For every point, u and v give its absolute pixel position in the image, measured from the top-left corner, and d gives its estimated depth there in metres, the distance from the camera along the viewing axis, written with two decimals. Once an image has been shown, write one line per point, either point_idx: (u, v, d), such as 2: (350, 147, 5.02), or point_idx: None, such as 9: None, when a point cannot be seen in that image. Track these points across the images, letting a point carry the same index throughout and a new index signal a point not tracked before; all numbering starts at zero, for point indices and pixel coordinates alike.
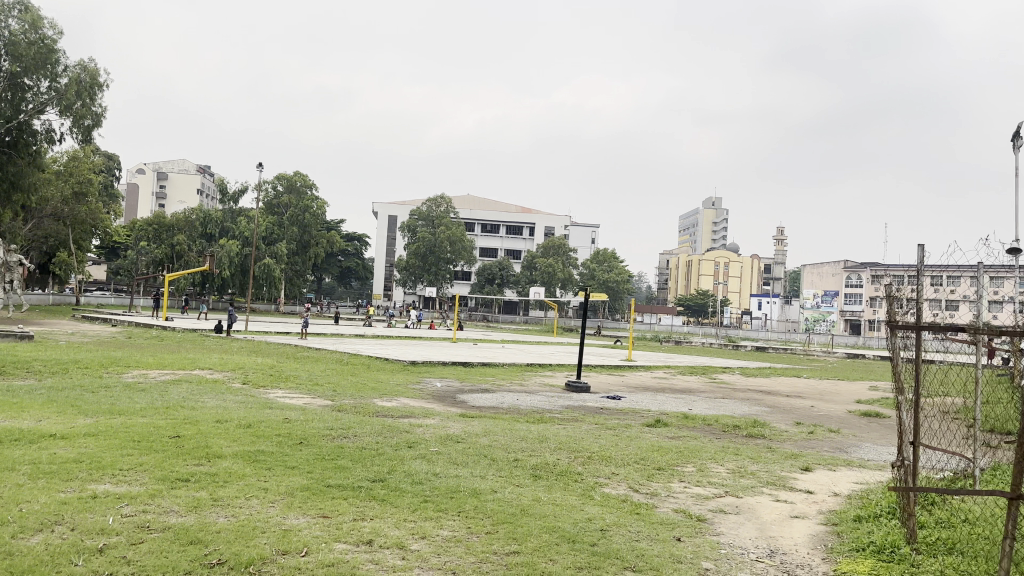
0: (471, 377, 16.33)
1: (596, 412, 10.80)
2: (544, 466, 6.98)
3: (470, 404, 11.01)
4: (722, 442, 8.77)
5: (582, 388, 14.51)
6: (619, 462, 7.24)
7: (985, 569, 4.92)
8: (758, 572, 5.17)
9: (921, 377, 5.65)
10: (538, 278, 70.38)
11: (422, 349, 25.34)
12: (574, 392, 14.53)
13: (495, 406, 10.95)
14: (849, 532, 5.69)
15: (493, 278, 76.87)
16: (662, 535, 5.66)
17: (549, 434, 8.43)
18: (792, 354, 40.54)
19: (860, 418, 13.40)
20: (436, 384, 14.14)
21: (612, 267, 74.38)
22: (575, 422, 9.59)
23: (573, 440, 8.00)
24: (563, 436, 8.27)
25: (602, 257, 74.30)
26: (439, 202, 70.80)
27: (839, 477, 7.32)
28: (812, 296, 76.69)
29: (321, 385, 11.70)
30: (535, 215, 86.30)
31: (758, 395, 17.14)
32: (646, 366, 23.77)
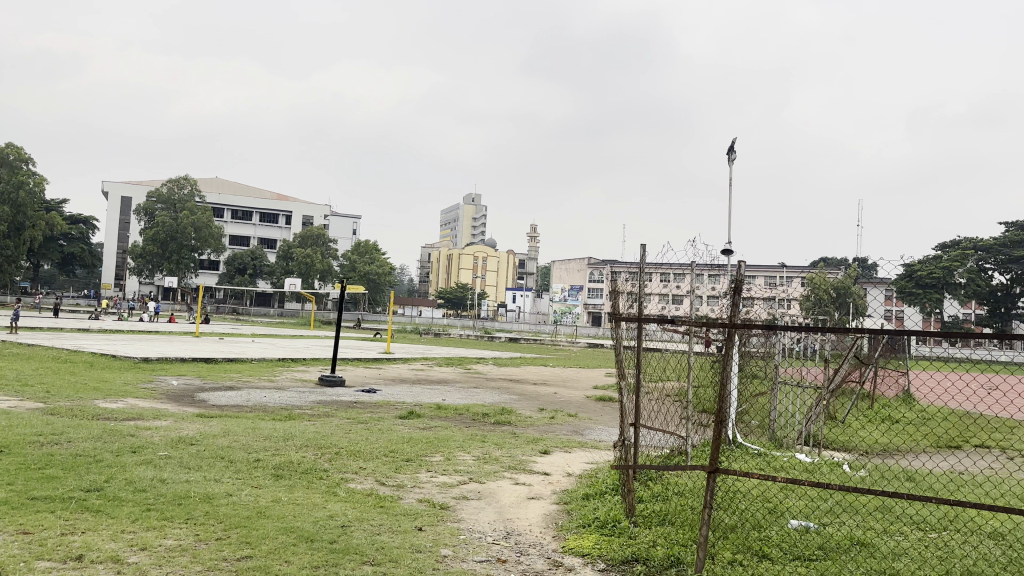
0: (213, 373, 15.41)
1: (344, 407, 10.84)
2: (287, 466, 6.86)
3: (210, 403, 10.46)
4: (471, 431, 9.22)
5: (336, 381, 14.39)
6: (368, 456, 7.27)
7: (688, 536, 5.54)
8: (494, 554, 5.38)
9: (643, 363, 6.40)
10: (294, 269, 68.01)
11: (162, 344, 23.42)
12: (327, 386, 14.33)
13: (238, 404, 10.55)
14: (578, 510, 6.11)
15: (245, 267, 73.11)
16: (404, 526, 5.72)
17: (295, 433, 8.35)
18: (538, 344, 43.20)
19: (596, 403, 14.81)
20: (172, 382, 13.19)
21: (374, 258, 71.44)
22: (321, 417, 9.50)
23: (320, 436, 8.05)
24: (309, 435, 8.18)
25: (364, 248, 71.17)
26: (184, 181, 66.33)
27: (575, 459, 7.93)
28: (560, 290, 83.92)
29: (31, 386, 10.38)
30: (292, 203, 83.26)
31: (506, 384, 18.17)
32: (402, 359, 24.04)
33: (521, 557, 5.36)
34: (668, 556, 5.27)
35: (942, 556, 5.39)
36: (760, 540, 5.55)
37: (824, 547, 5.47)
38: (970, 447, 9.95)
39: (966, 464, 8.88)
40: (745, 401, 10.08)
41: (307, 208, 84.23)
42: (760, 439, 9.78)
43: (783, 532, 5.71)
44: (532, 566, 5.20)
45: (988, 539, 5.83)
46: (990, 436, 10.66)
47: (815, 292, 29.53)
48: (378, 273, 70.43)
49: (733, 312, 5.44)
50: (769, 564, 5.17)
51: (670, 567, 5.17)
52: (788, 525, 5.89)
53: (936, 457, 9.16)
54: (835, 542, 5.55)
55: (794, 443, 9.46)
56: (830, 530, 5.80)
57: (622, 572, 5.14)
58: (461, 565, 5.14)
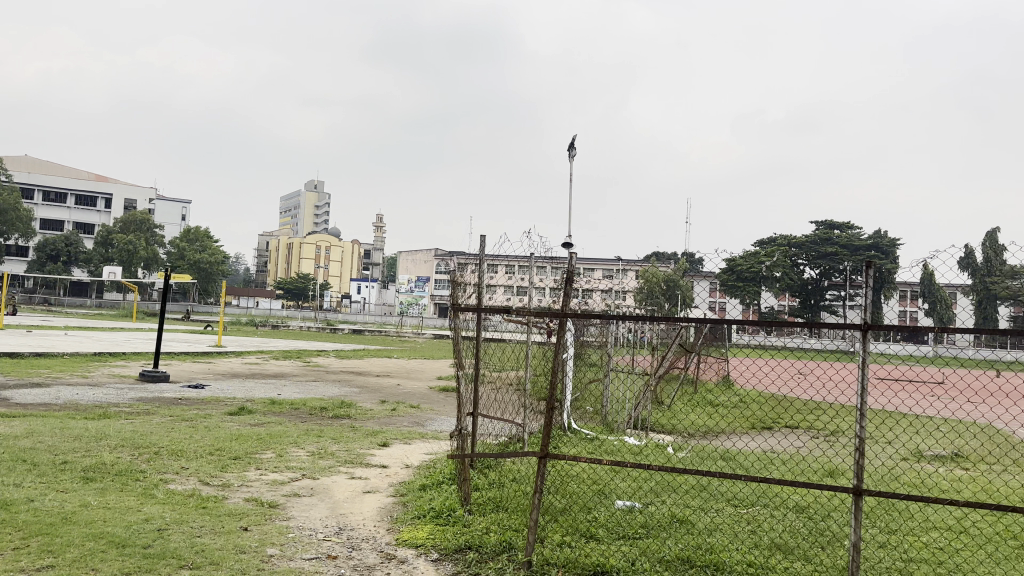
0: (13, 369, 14.00)
1: (172, 404, 11.26)
2: (98, 467, 6.56)
3: (10, 401, 9.69)
4: (305, 425, 10.03)
5: (160, 377, 14.29)
6: (191, 455, 7.43)
7: (520, 521, 5.65)
8: (324, 551, 5.20)
9: (480, 353, 6.31)
10: (113, 256, 64.13)
11: None
12: (148, 381, 14.20)
13: (47, 402, 9.91)
14: (413, 501, 6.22)
15: (59, 254, 65.95)
16: (228, 526, 5.46)
17: (108, 432, 8.23)
18: (382, 336, 42.83)
19: (438, 395, 15.25)
20: None
21: (204, 246, 68.03)
22: (145, 415, 9.97)
23: (138, 437, 7.97)
24: (126, 433, 8.19)
25: (193, 235, 67.44)
26: None
27: (412, 450, 8.76)
28: (407, 281, 83.73)
29: None
30: (111, 185, 77.51)
31: (346, 376, 18.13)
32: (234, 352, 23.05)
33: (353, 552, 5.22)
34: (500, 543, 5.31)
35: (753, 530, 5.79)
36: (588, 522, 5.75)
37: (647, 525, 5.77)
38: (777, 427, 11.10)
39: (774, 443, 9.96)
40: (581, 389, 10.81)
41: (129, 191, 78.97)
42: (593, 424, 10.52)
43: (611, 513, 5.98)
44: (363, 561, 5.07)
45: (792, 511, 6.40)
46: (796, 418, 11.91)
47: (650, 286, 30.77)
48: (209, 261, 67.15)
49: (565, 299, 5.38)
50: (596, 544, 5.33)
51: (501, 552, 5.21)
52: (615, 506, 6.19)
53: (747, 437, 10.26)
54: (656, 520, 5.87)
55: (624, 426, 10.34)
56: (652, 509, 6.13)
57: (454, 561, 5.13)
58: (289, 564, 4.91)
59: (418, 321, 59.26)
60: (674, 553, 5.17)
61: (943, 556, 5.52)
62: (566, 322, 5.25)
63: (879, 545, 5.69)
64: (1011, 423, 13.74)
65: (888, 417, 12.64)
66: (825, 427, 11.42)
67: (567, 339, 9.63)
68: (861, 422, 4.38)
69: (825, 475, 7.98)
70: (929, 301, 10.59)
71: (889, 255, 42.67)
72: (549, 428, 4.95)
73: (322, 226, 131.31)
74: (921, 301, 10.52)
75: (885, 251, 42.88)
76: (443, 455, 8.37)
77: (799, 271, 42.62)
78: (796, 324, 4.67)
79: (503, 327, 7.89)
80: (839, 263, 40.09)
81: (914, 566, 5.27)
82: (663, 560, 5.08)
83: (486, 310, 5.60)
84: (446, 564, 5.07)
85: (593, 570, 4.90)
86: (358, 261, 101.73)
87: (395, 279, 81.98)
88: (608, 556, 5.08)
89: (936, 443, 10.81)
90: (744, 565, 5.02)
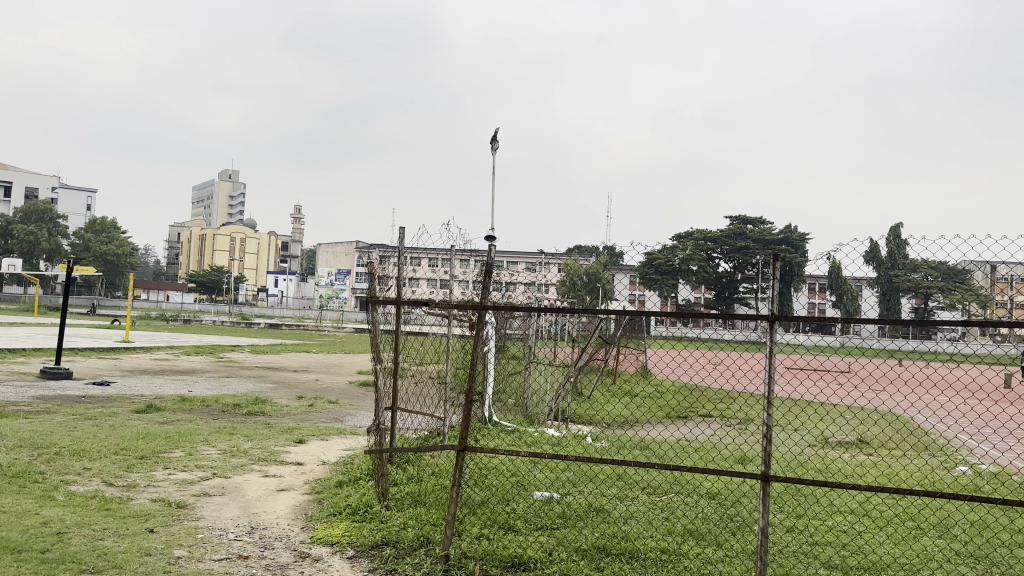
0: None
1: (73, 403, 10.83)
2: None
3: None
4: (217, 423, 9.72)
5: (61, 374, 13.62)
6: (93, 454, 7.19)
7: (438, 516, 5.61)
8: (235, 551, 5.03)
9: (399, 347, 6.19)
10: (13, 247, 61.45)
11: None
12: (49, 379, 13.54)
13: None
14: (329, 499, 6.17)
15: None
16: (132, 529, 5.23)
17: (3, 432, 7.88)
18: (300, 330, 41.92)
19: (358, 390, 15.09)
20: None
21: (112, 237, 65.62)
22: (44, 414, 9.63)
23: (37, 438, 7.60)
24: (26, 433, 7.94)
25: (100, 226, 65.02)
26: None
27: (329, 447, 8.66)
28: (327, 275, 82.21)
29: None
30: (11, 172, 73.63)
31: (261, 371, 17.69)
32: (143, 348, 22.19)
33: (265, 552, 5.07)
34: (418, 537, 5.24)
35: (666, 517, 5.95)
36: (507, 514, 5.77)
37: (565, 515, 5.84)
38: (693, 417, 11.45)
39: (690, 432, 10.27)
40: (502, 382, 10.88)
41: (30, 179, 75.21)
42: (515, 416, 10.60)
43: (529, 504, 6.03)
44: (276, 560, 4.92)
45: (703, 497, 6.62)
46: (712, 408, 12.31)
47: (573, 278, 31.34)
48: (116, 253, 65.02)
49: (484, 293, 5.21)
50: (514, 536, 5.35)
51: (419, 547, 5.14)
52: (534, 497, 6.26)
53: (664, 427, 10.56)
54: (574, 510, 5.95)
55: (545, 418, 10.48)
56: (569, 499, 6.24)
57: (371, 557, 5.06)
58: (197, 565, 4.72)
59: (338, 315, 58.30)
60: (590, 542, 5.23)
61: (846, 538, 5.77)
62: (485, 315, 5.16)
63: (786, 529, 5.91)
64: (908, 408, 14.67)
65: (795, 405, 13.30)
66: (738, 416, 11.84)
67: (487, 331, 9.67)
68: (770, 409, 4.37)
69: (737, 462, 8.25)
70: (835, 294, 11.07)
71: (798, 249, 44.36)
72: (468, 420, 4.85)
73: (238, 215, 127.57)
74: (828, 294, 11.00)
75: (795, 245, 44.56)
76: (361, 450, 8.32)
77: (714, 265, 43.80)
78: (709, 316, 4.74)
79: (424, 320, 7.83)
80: (751, 257, 41.40)
81: (818, 548, 5.49)
82: (579, 549, 5.12)
83: (404, 302, 5.47)
84: (362, 561, 4.99)
85: (510, 562, 4.89)
86: (276, 253, 99.27)
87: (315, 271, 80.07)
88: (525, 548, 5.09)
89: (842, 430, 11.35)
90: (658, 552, 5.12)
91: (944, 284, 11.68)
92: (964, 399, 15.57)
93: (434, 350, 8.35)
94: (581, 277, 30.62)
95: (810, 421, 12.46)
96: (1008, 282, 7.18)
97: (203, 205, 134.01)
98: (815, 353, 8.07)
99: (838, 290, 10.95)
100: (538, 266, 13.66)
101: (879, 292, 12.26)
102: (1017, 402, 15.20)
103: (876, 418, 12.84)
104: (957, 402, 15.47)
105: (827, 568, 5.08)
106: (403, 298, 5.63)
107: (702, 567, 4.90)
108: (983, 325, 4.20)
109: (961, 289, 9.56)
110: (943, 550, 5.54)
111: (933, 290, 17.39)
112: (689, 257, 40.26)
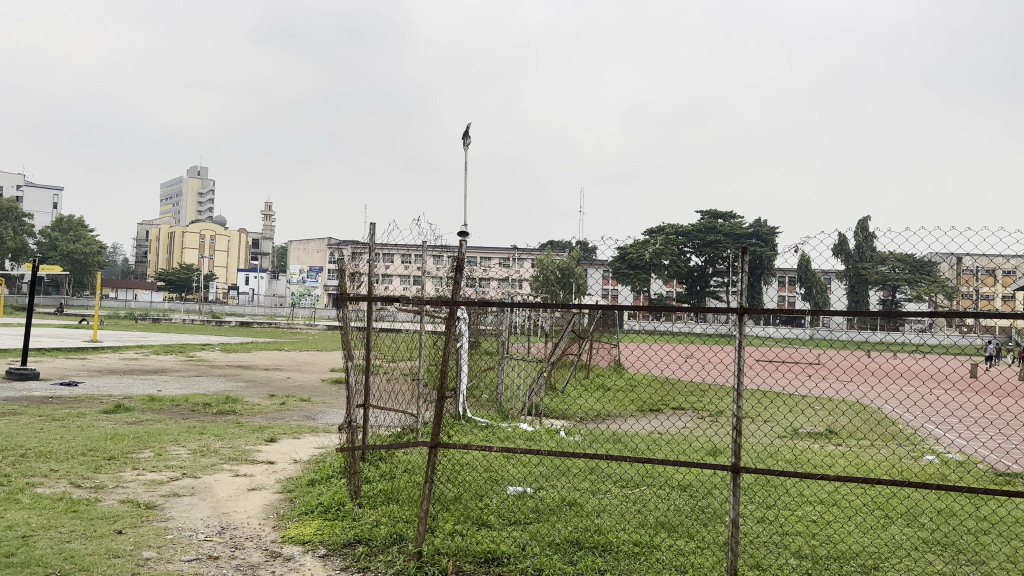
0: None
1: (40, 404, 10.68)
2: None
3: None
4: (188, 422, 9.63)
5: (27, 374, 13.41)
6: (60, 456, 7.10)
7: (411, 513, 5.59)
8: (205, 552, 4.98)
9: (371, 344, 6.13)
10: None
11: None
12: (15, 380, 13.32)
13: None
14: (301, 497, 6.15)
15: None
16: (100, 531, 5.18)
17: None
18: (271, 328, 41.56)
19: (331, 387, 15.03)
20: None
21: (79, 235, 64.54)
22: (10, 415, 9.51)
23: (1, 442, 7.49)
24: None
25: (67, 225, 63.95)
26: None
27: (301, 445, 8.61)
28: (301, 271, 81.46)
29: None
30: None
31: (233, 370, 17.52)
32: (110, 347, 21.89)
33: (236, 552, 5.03)
34: (391, 534, 5.22)
35: (639, 509, 5.98)
36: (480, 509, 5.77)
37: (538, 509, 5.85)
38: (666, 410, 11.56)
39: (662, 425, 10.36)
40: (476, 377, 10.89)
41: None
42: (488, 411, 10.62)
43: (502, 499, 6.05)
44: (247, 560, 4.88)
45: (676, 489, 6.69)
46: (684, 401, 12.43)
47: (547, 273, 31.39)
48: (84, 252, 63.84)
49: (455, 288, 5.11)
50: (488, 531, 5.35)
51: (392, 544, 5.12)
52: (507, 492, 6.28)
53: (636, 421, 10.65)
54: (547, 504, 5.97)
55: (519, 413, 10.53)
56: (542, 494, 6.26)
57: (343, 555, 5.03)
58: (166, 566, 4.67)
59: (311, 312, 57.95)
60: (563, 536, 5.24)
61: (816, 528, 5.84)
62: (457, 310, 5.07)
63: (757, 520, 5.97)
64: (878, 399, 14.91)
65: (765, 397, 13.47)
66: (710, 409, 11.96)
67: (460, 327, 9.67)
68: (739, 402, 4.33)
69: (709, 454, 8.33)
70: (805, 286, 11.19)
71: (769, 243, 44.72)
72: (441, 417, 4.78)
73: (208, 213, 126.23)
74: (798, 287, 11.12)
75: (765, 239, 44.91)
76: (333, 448, 8.29)
77: (686, 259, 44.00)
78: (681, 309, 4.71)
79: (398, 315, 7.77)
80: (721, 251, 41.69)
81: (789, 538, 5.55)
82: (553, 543, 5.14)
83: (376, 298, 5.39)
84: (334, 559, 4.96)
85: (483, 558, 4.89)
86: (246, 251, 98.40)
87: (288, 269, 79.17)
88: (498, 543, 5.10)
89: (811, 421, 11.50)
90: (631, 545, 5.14)
91: (911, 276, 11.85)
92: (931, 390, 15.86)
93: (407, 347, 8.29)
94: (554, 271, 30.63)
95: (781, 413, 12.61)
96: (974, 273, 7.30)
97: (172, 202, 132.16)
98: (785, 345, 8.14)
99: (808, 283, 11.08)
100: (511, 261, 13.67)
101: (849, 284, 12.39)
102: (983, 391, 15.50)
103: (846, 410, 13.02)
104: (925, 393, 15.75)
105: (798, 558, 5.14)
106: (375, 293, 5.54)
107: (674, 558, 4.93)
108: (951, 315, 4.20)
109: (926, 281, 9.71)
110: (911, 538, 5.63)
111: (900, 282, 17.66)
112: (660, 252, 40.44)
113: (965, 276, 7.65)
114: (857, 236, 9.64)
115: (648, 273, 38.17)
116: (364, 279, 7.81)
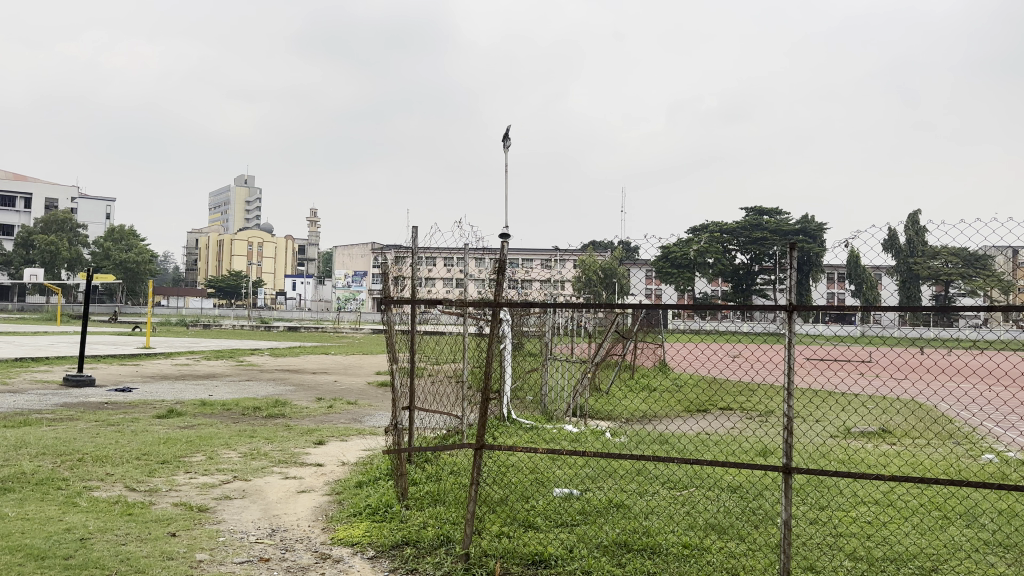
0: None
1: (96, 409, 10.98)
2: (17, 479, 6.41)
3: None
4: (238, 426, 9.84)
5: (84, 381, 13.80)
6: (116, 460, 7.30)
7: (457, 515, 5.58)
8: (256, 554, 5.05)
9: (414, 346, 6.10)
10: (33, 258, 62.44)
11: None
12: (72, 386, 13.75)
13: None
14: (349, 500, 6.21)
15: None
16: (155, 533, 5.30)
17: (27, 441, 8.06)
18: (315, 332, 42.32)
19: (376, 390, 15.25)
20: None
21: (132, 245, 66.23)
22: (68, 422, 9.77)
23: (62, 446, 7.75)
24: (49, 441, 8.10)
25: (118, 234, 65.62)
26: None
27: (348, 447, 8.72)
28: (343, 276, 82.45)
29: None
30: (31, 183, 74.97)
31: (280, 374, 17.87)
32: (163, 352, 22.57)
33: (286, 553, 5.09)
34: (439, 536, 5.22)
35: (687, 511, 5.89)
36: (527, 511, 5.76)
37: (584, 511, 5.80)
38: (713, 412, 11.47)
39: (708, 427, 10.27)
40: (519, 379, 10.91)
41: (48, 190, 76.36)
42: (533, 413, 10.64)
43: (548, 501, 6.03)
44: (297, 561, 4.94)
45: (726, 491, 6.58)
46: (732, 401, 12.29)
47: (590, 274, 31.35)
48: (135, 260, 65.35)
49: (497, 289, 5.00)
50: (535, 532, 5.32)
51: (439, 546, 5.13)
52: (553, 495, 6.23)
53: (683, 421, 10.55)
54: (594, 506, 5.93)
55: (564, 414, 10.49)
56: (589, 496, 6.21)
57: (391, 557, 5.05)
58: (218, 568, 4.75)
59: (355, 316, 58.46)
60: (611, 538, 5.19)
61: (871, 529, 5.68)
62: (500, 313, 4.97)
63: (809, 522, 5.82)
64: (934, 397, 14.56)
65: (814, 396, 13.31)
66: (760, 409, 11.79)
67: (502, 329, 9.70)
68: (790, 402, 4.16)
69: (759, 455, 8.22)
70: (854, 284, 10.96)
71: (816, 240, 43.79)
72: (485, 419, 4.68)
73: (253, 221, 129.06)
74: (847, 284, 10.84)
75: (812, 236, 44.09)
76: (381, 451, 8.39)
77: (731, 256, 43.34)
78: (724, 307, 4.52)
79: (443, 316, 7.76)
80: (766, 248, 40.89)
81: (843, 540, 5.40)
82: (600, 546, 5.09)
83: (418, 302, 5.31)
84: (382, 561, 4.99)
85: (531, 560, 4.87)
86: (292, 257, 100.23)
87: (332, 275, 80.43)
88: (545, 545, 5.06)
89: (862, 422, 11.30)
90: (680, 547, 5.08)
91: (964, 271, 11.47)
92: (989, 387, 15.36)
93: (450, 352, 8.29)
94: (595, 272, 30.60)
95: (831, 412, 12.41)
96: None
97: (218, 211, 135.50)
98: (835, 342, 7.91)
99: (858, 281, 10.82)
100: (552, 262, 13.67)
101: (900, 278, 12.06)
102: None
103: (899, 410, 12.74)
104: (982, 390, 15.29)
105: (852, 560, 5.01)
106: (417, 297, 5.47)
107: (724, 561, 4.84)
108: (1008, 310, 4.00)
109: (981, 274, 9.39)
110: (970, 539, 5.45)
111: (954, 276, 17.21)
112: (703, 250, 40.00)
113: (1020, 269, 7.34)
114: (907, 230, 9.35)
115: (690, 272, 37.66)
116: (406, 284, 7.83)
